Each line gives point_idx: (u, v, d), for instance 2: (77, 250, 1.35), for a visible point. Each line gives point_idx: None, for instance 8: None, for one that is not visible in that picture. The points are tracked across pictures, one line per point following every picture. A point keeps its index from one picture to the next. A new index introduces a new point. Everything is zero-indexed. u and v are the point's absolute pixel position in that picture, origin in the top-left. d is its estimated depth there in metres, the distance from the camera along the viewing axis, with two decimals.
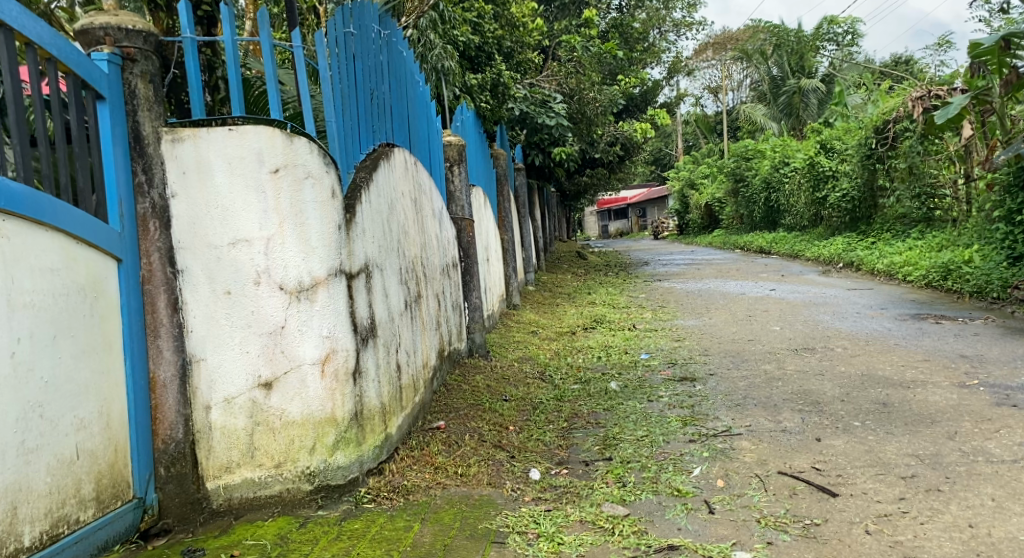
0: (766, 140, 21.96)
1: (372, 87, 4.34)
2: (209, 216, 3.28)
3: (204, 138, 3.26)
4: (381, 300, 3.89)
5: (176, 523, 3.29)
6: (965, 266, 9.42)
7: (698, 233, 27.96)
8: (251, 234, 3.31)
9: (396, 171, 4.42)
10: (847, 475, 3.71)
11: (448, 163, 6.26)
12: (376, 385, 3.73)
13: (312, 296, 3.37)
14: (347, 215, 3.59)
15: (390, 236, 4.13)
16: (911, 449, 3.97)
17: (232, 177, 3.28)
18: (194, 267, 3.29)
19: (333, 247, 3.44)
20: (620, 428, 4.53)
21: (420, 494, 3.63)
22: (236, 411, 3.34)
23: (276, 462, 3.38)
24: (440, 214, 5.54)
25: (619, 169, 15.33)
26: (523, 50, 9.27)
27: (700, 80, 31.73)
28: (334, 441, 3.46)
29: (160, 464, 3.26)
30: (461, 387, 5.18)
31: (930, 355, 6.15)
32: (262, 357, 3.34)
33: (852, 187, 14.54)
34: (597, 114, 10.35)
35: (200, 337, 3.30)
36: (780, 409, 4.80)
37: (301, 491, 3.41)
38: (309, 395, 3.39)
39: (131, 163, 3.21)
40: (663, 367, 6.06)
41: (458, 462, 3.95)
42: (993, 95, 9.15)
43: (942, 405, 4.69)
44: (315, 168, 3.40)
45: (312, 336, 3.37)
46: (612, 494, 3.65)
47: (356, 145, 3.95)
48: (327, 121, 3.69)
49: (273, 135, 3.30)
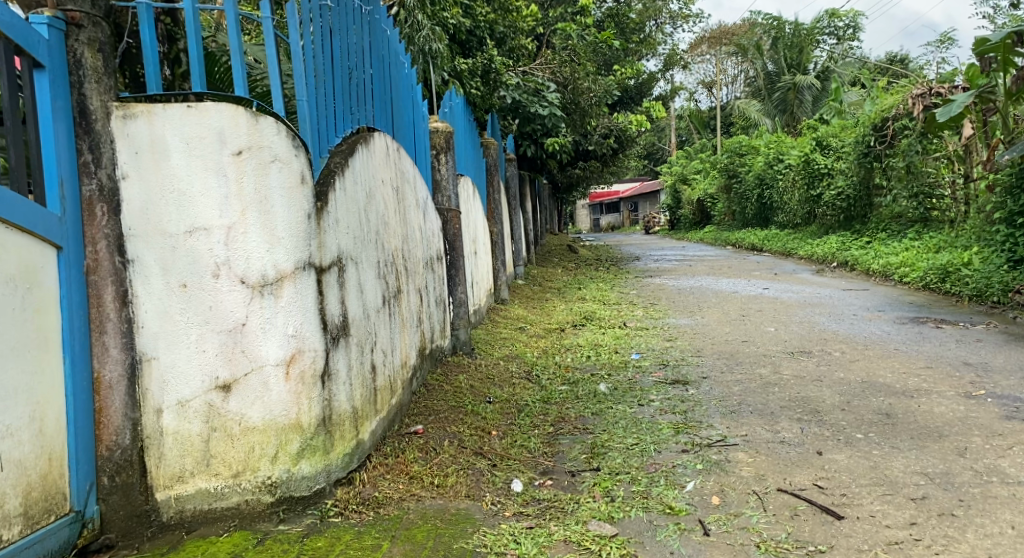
0: (761, 136, 21.75)
1: (350, 66, 4.04)
2: (164, 200, 2.99)
3: (160, 115, 2.97)
4: (355, 296, 3.60)
5: (119, 538, 3.00)
6: (964, 269, 9.19)
7: (690, 229, 27.74)
8: (210, 222, 3.02)
9: (377, 157, 4.13)
10: (852, 495, 3.45)
11: (435, 151, 5.93)
12: (347, 389, 3.44)
13: (276, 291, 3.10)
14: (319, 202, 3.30)
15: (367, 226, 3.85)
16: (919, 466, 3.72)
17: (189, 157, 2.99)
18: (147, 257, 3.00)
19: (301, 237, 3.15)
20: (609, 435, 4.26)
21: (392, 507, 3.36)
22: (191, 415, 3.05)
23: (233, 472, 3.10)
24: (424, 204, 5.25)
25: (613, 162, 15.02)
26: (516, 36, 8.97)
27: (696, 74, 31.46)
28: (299, 450, 3.18)
29: (103, 472, 2.98)
30: (442, 387, 4.90)
31: (932, 361, 5.91)
32: (220, 357, 3.06)
33: (847, 185, 14.33)
34: (591, 105, 10.03)
35: (152, 334, 3.01)
36: (778, 417, 4.53)
37: (260, 503, 3.13)
38: (272, 400, 3.11)
39: (76, 140, 2.91)
40: (654, 368, 5.79)
41: (434, 471, 3.67)
42: (996, 94, 8.92)
43: (949, 418, 4.44)
44: (283, 150, 3.12)
45: (277, 335, 3.10)
46: (600, 510, 3.39)
47: (330, 128, 3.66)
48: (298, 102, 3.40)
49: (236, 113, 3.02)
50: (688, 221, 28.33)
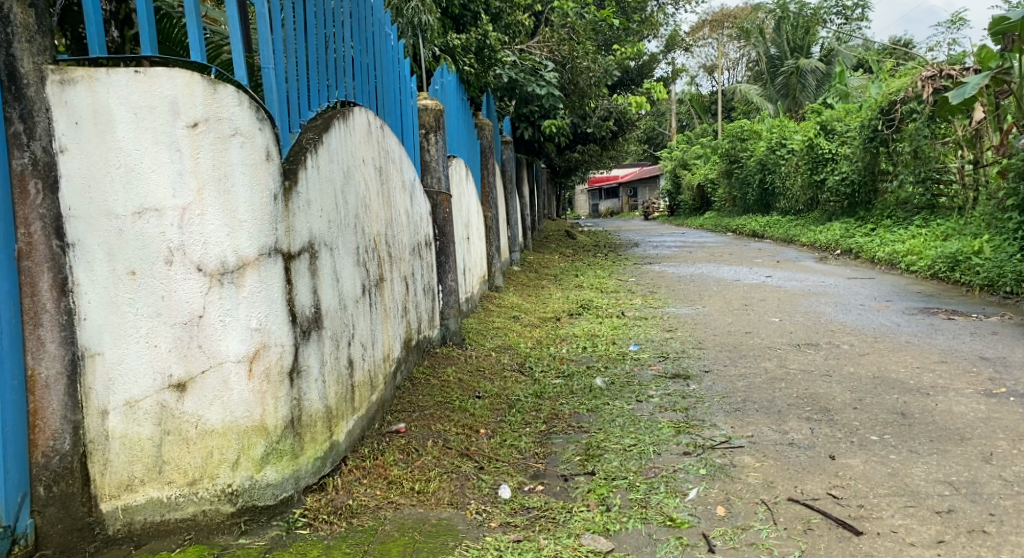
0: (762, 120, 21.43)
1: (328, 35, 3.71)
2: (109, 177, 2.70)
3: (103, 81, 2.67)
4: (330, 285, 3.29)
5: (57, 554, 2.72)
6: (974, 257, 8.87)
7: (689, 215, 27.42)
8: (162, 202, 2.73)
9: (357, 135, 3.80)
10: (871, 506, 3.15)
11: (424, 130, 5.57)
12: (320, 387, 3.14)
13: (237, 280, 2.82)
14: (287, 181, 2.99)
15: (345, 209, 3.53)
16: (942, 474, 3.42)
17: (137, 130, 2.70)
18: (90, 241, 2.70)
19: (266, 220, 2.87)
20: (605, 435, 3.96)
21: (368, 517, 3.07)
22: (141, 417, 2.77)
23: (189, 480, 2.82)
24: (412, 186, 4.93)
25: (612, 145, 14.71)
26: (512, 12, 8.64)
27: (697, 56, 31.16)
28: (263, 454, 2.90)
29: (39, 482, 2.69)
30: (429, 381, 4.59)
31: (947, 355, 5.62)
32: (174, 353, 2.78)
33: (852, 170, 14.00)
34: (590, 86, 9.65)
35: (96, 327, 2.72)
36: (785, 416, 4.24)
37: (219, 513, 2.86)
38: (233, 400, 2.84)
39: (5, 108, 2.59)
40: (654, 361, 5.48)
41: (415, 476, 3.37)
42: (1011, 76, 8.72)
43: (970, 419, 4.14)
44: (245, 123, 2.83)
45: (237, 329, 2.82)
46: (594, 522, 3.10)
47: (303, 102, 3.34)
48: (264, 70, 3.07)
49: (191, 81, 2.73)
50: (688, 205, 27.78)
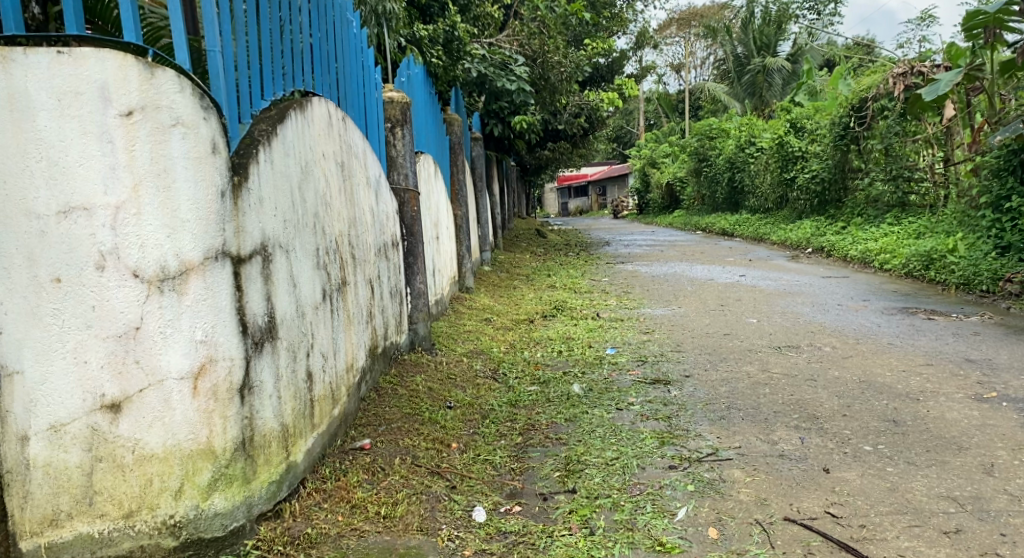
0: (731, 118, 21.34)
1: (284, 17, 3.40)
2: (29, 171, 2.39)
3: (20, 62, 2.37)
4: (286, 290, 2.98)
5: None
6: (949, 254, 8.73)
7: (658, 213, 27.24)
8: (92, 200, 2.43)
9: (316, 126, 3.50)
10: (874, 527, 2.95)
11: (389, 123, 5.25)
12: (275, 403, 2.85)
13: (180, 287, 2.53)
14: (236, 176, 2.70)
15: (302, 207, 3.22)
16: (945, 489, 3.22)
17: (62, 118, 2.40)
18: (8, 245, 2.40)
19: (211, 219, 2.57)
20: (585, 448, 3.69)
21: (328, 547, 2.78)
22: (68, 442, 2.48)
23: (125, 511, 2.53)
24: (376, 183, 4.63)
25: (584, 143, 14.48)
26: (480, 3, 8.34)
27: (664, 55, 31.09)
28: (210, 481, 2.61)
29: None
30: (396, 391, 4.30)
31: (931, 358, 5.43)
32: (105, 370, 2.48)
33: (822, 168, 13.90)
34: (561, 82, 9.39)
35: (15, 341, 2.43)
36: (773, 425, 4.01)
37: (160, 548, 2.56)
38: (175, 422, 2.55)
39: None
40: (632, 366, 5.23)
41: (381, 499, 3.08)
42: (983, 71, 8.62)
43: (965, 427, 3.94)
44: (187, 112, 2.54)
45: (180, 341, 2.53)
46: (576, 547, 2.85)
47: (255, 89, 3.03)
48: (209, 53, 2.76)
49: (124, 63, 2.44)
50: (656, 204, 27.71)
